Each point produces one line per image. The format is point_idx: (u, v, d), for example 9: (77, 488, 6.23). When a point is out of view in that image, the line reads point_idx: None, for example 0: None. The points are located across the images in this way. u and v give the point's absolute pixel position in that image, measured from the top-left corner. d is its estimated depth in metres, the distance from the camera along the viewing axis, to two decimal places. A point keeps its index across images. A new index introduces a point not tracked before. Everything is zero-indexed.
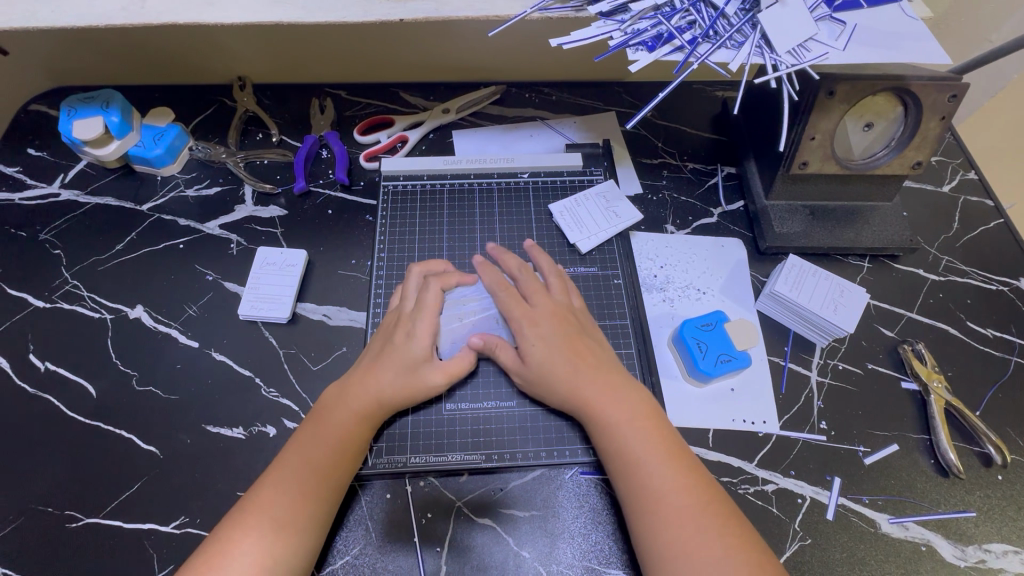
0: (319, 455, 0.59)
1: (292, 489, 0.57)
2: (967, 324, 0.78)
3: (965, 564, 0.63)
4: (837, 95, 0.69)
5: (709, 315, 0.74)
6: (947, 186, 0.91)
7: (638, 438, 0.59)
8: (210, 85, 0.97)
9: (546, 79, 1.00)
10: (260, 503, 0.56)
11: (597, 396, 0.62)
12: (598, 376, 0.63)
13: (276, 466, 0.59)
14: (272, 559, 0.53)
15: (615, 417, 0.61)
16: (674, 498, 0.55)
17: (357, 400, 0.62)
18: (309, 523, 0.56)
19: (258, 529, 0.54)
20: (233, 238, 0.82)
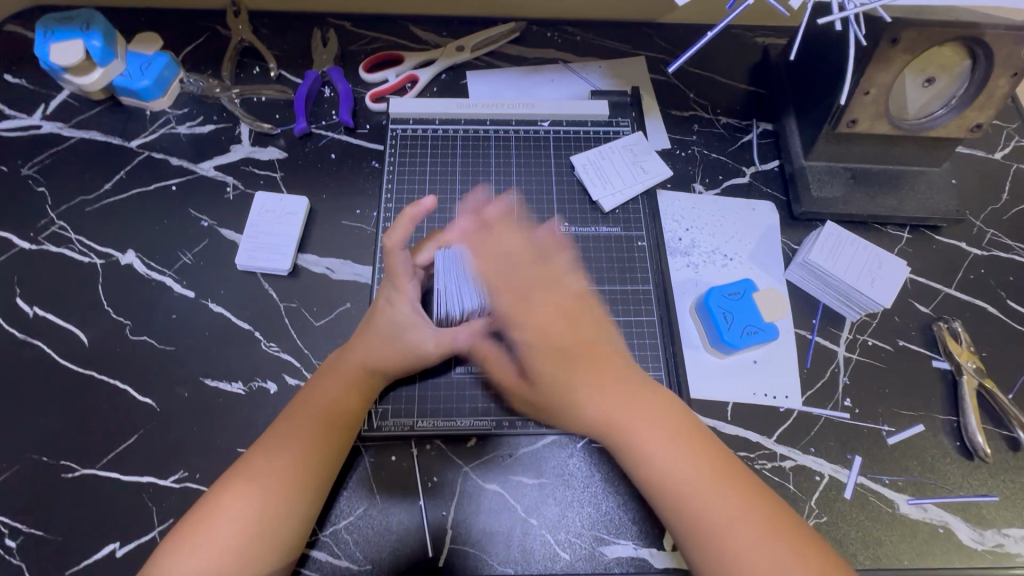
0: (311, 420, 0.57)
1: (289, 453, 0.55)
2: (1007, 303, 0.74)
3: (982, 548, 0.61)
4: (901, 43, 0.63)
5: (737, 283, 0.70)
6: (1000, 153, 0.84)
7: (672, 458, 0.51)
8: (201, 9, 0.88)
9: (570, 16, 0.91)
10: (256, 464, 0.54)
11: (609, 413, 0.53)
12: (607, 383, 0.54)
13: (270, 431, 0.57)
14: (264, 524, 0.52)
15: (636, 434, 0.52)
16: (726, 528, 0.49)
17: (353, 368, 0.60)
18: (309, 487, 0.55)
19: (255, 490, 0.53)
20: (229, 181, 0.76)
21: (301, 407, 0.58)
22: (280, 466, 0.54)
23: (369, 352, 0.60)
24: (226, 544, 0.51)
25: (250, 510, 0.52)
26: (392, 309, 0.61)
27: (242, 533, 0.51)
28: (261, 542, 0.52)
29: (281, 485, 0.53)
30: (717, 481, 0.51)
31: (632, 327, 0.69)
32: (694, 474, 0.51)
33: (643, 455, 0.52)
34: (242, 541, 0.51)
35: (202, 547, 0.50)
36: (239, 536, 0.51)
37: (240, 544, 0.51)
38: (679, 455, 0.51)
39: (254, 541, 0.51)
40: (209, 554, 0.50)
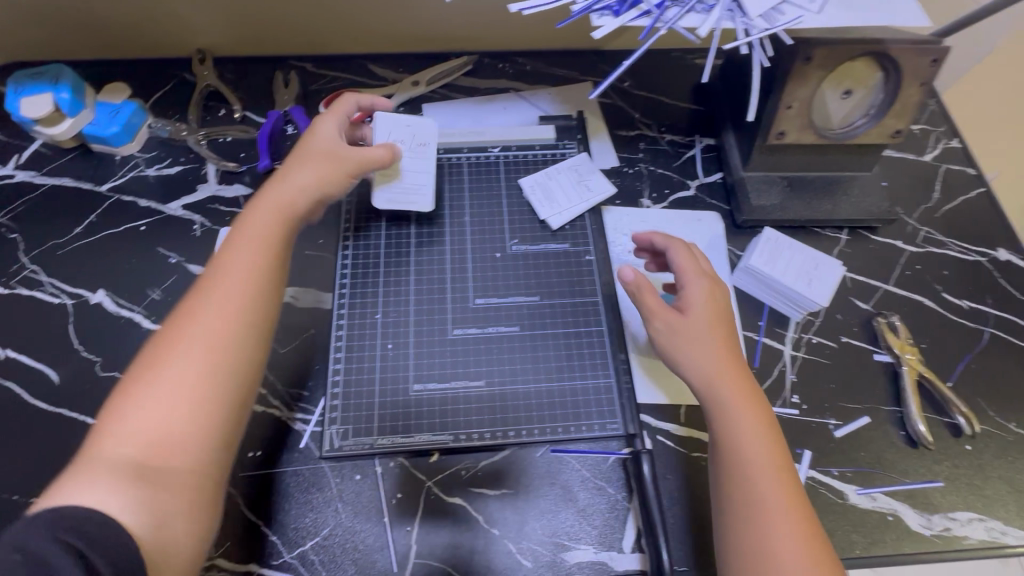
0: (216, 316, 0.55)
1: (217, 288, 0.56)
2: (943, 296, 0.77)
3: (930, 532, 0.64)
4: (814, 60, 0.68)
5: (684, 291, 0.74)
6: (929, 155, 0.89)
7: (748, 422, 0.58)
8: (169, 58, 0.92)
9: (520, 48, 0.97)
10: (191, 310, 0.55)
11: (727, 389, 0.59)
12: (734, 368, 0.61)
13: (172, 341, 0.53)
14: (176, 429, 0.50)
15: (745, 411, 0.58)
16: (762, 478, 0.55)
17: (265, 243, 0.60)
18: (240, 324, 0.55)
19: (188, 347, 0.53)
20: (196, 219, 0.79)
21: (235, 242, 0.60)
22: (207, 342, 0.53)
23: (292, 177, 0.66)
24: (157, 426, 0.50)
25: (185, 368, 0.52)
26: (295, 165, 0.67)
27: (172, 402, 0.51)
28: (189, 413, 0.51)
29: (212, 330, 0.54)
30: (777, 450, 0.57)
31: (583, 339, 0.70)
32: (762, 462, 0.56)
33: (733, 430, 0.58)
34: (180, 389, 0.51)
35: (140, 405, 0.50)
36: (170, 430, 0.50)
37: (171, 441, 0.50)
38: (757, 436, 0.57)
39: (185, 428, 0.51)
40: (144, 408, 0.50)
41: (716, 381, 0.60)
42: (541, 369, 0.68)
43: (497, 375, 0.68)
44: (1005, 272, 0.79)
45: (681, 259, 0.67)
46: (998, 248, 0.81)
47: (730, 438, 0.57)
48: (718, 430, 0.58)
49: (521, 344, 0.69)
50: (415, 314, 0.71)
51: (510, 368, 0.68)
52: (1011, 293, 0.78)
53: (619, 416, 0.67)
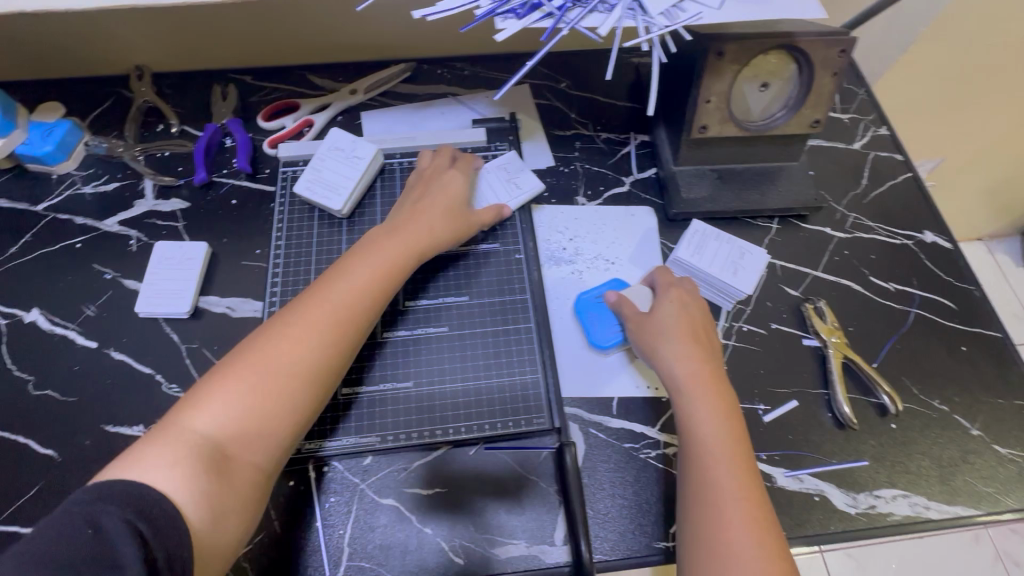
0: (321, 320, 0.59)
1: (333, 302, 0.60)
2: (870, 279, 0.79)
3: (856, 511, 0.65)
4: (726, 55, 0.69)
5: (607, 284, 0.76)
6: (858, 143, 0.91)
7: (712, 418, 0.61)
8: (106, 75, 0.93)
9: (457, 54, 0.98)
10: (286, 321, 0.59)
11: (688, 380, 0.63)
12: (703, 363, 0.64)
13: (268, 332, 0.58)
14: (247, 423, 0.54)
15: (705, 402, 0.62)
16: (727, 471, 0.57)
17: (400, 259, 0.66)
18: (333, 343, 0.59)
19: (281, 349, 0.57)
20: (132, 234, 0.80)
21: (355, 248, 0.65)
22: (297, 345, 0.57)
23: (401, 213, 0.69)
24: (238, 415, 0.54)
25: (276, 370, 0.56)
26: (455, 184, 0.75)
27: (260, 399, 0.55)
28: (272, 413, 0.55)
29: (302, 341, 0.57)
30: (739, 448, 0.59)
31: (512, 335, 0.72)
32: (722, 451, 0.59)
33: (693, 419, 0.61)
34: (269, 394, 0.55)
35: (228, 400, 0.54)
36: (254, 423, 0.54)
37: (253, 430, 0.54)
38: (719, 427, 0.60)
39: (268, 421, 0.55)
40: (232, 404, 0.54)
41: (690, 385, 0.63)
42: (469, 367, 0.70)
43: (425, 376, 0.69)
44: (929, 254, 0.82)
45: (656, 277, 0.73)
46: (924, 231, 0.83)
47: (691, 425, 0.61)
48: (682, 418, 0.62)
49: (450, 343, 0.71)
50: None
51: (438, 367, 0.69)
52: (936, 274, 0.80)
53: (546, 410, 0.67)
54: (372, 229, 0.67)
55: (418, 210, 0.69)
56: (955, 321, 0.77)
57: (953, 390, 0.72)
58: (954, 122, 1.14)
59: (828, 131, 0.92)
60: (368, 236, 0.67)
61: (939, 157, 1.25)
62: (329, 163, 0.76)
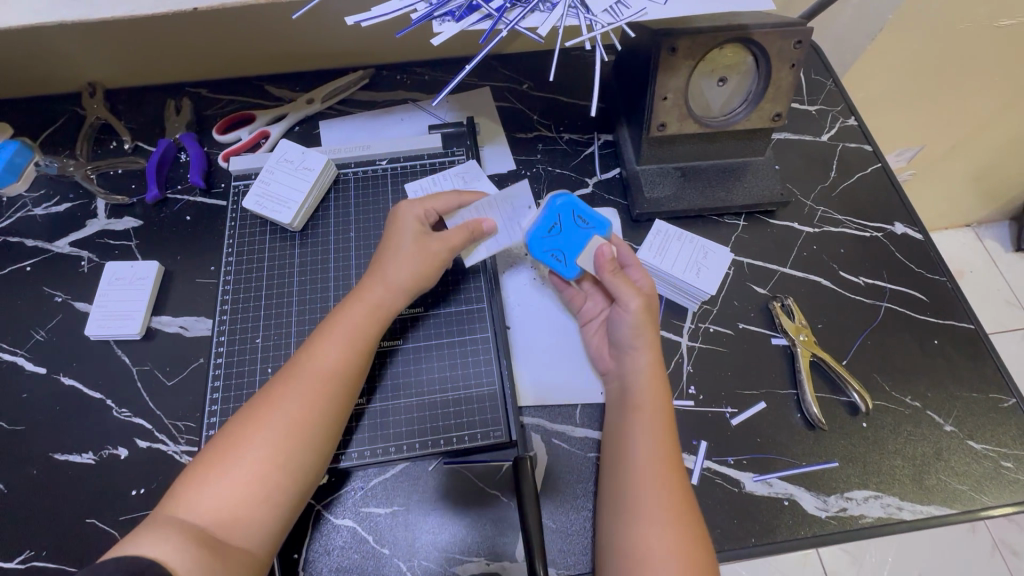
0: (312, 388, 0.57)
1: (328, 375, 0.57)
2: (839, 274, 0.78)
3: (826, 514, 0.63)
4: (680, 51, 0.67)
5: (554, 213, 0.69)
6: (826, 135, 0.89)
7: (654, 441, 0.58)
8: (58, 93, 0.91)
9: (417, 58, 0.96)
10: (280, 395, 0.56)
11: (643, 400, 0.61)
12: (654, 383, 0.62)
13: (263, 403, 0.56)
14: (245, 498, 0.51)
15: (649, 425, 0.59)
16: (648, 470, 0.56)
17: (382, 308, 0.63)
18: (324, 420, 0.56)
19: (278, 427, 0.54)
20: (84, 255, 0.78)
21: (348, 313, 0.62)
22: (291, 416, 0.55)
23: (393, 273, 0.64)
24: (233, 493, 0.51)
25: (272, 450, 0.53)
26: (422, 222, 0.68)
27: (257, 482, 0.52)
28: (271, 497, 0.52)
29: (300, 420, 0.55)
30: (674, 476, 0.57)
31: (468, 347, 0.70)
32: (656, 479, 0.56)
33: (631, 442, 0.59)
34: (268, 478, 0.52)
35: (223, 484, 0.51)
36: (252, 508, 0.51)
37: (252, 514, 0.51)
38: (658, 453, 0.58)
39: (267, 505, 0.52)
40: (228, 487, 0.51)
41: (641, 406, 0.61)
42: (423, 381, 0.68)
43: (379, 392, 0.67)
44: (900, 246, 0.80)
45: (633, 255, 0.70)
46: (894, 222, 0.82)
47: (630, 448, 0.59)
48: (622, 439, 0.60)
49: (404, 357, 0.69)
50: (297, 336, 0.70)
51: (392, 381, 0.68)
52: (907, 266, 0.78)
53: (502, 422, 0.66)
54: (361, 292, 0.64)
55: (403, 267, 0.64)
56: (927, 314, 0.75)
57: (925, 385, 0.70)
58: (929, 109, 1.12)
59: (795, 124, 0.90)
60: (357, 298, 0.63)
61: (917, 145, 1.23)
62: (278, 176, 0.75)
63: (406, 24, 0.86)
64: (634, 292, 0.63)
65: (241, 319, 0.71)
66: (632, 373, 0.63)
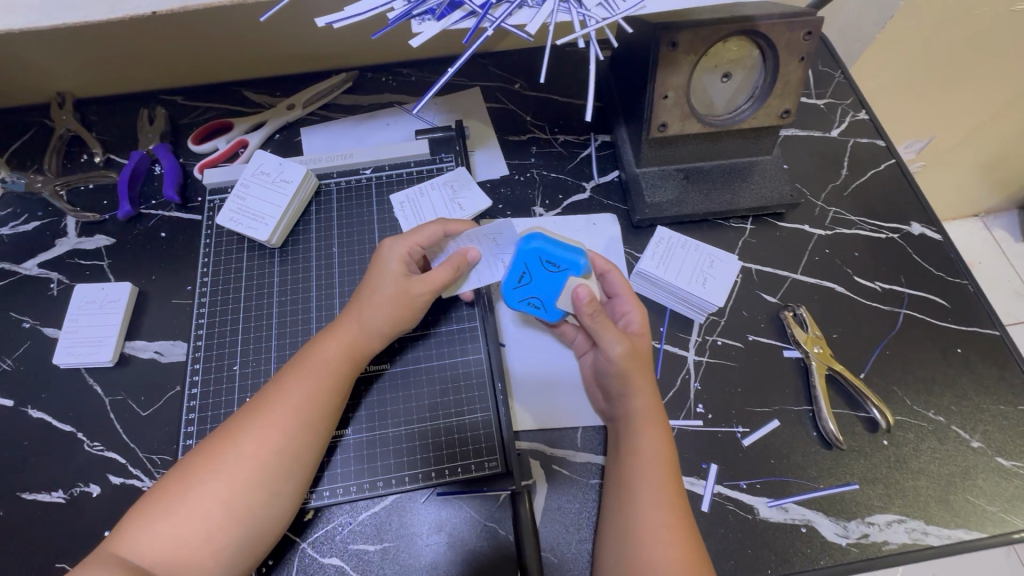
0: (275, 434, 0.53)
1: (287, 414, 0.53)
2: (854, 279, 0.73)
3: (847, 541, 0.59)
4: (681, 46, 0.62)
5: (520, 261, 0.61)
6: (836, 130, 0.84)
7: (660, 490, 0.54)
8: (25, 104, 0.86)
9: (403, 58, 0.91)
10: (237, 431, 0.53)
11: (643, 444, 0.56)
12: (654, 424, 0.58)
13: (219, 442, 0.52)
14: (193, 544, 0.48)
15: (652, 471, 0.55)
16: (652, 515, 0.53)
17: (355, 339, 0.59)
18: (284, 465, 0.53)
19: (227, 466, 0.51)
20: (53, 277, 0.74)
21: (319, 348, 0.58)
22: (250, 461, 0.51)
23: (367, 309, 0.60)
24: (180, 538, 0.48)
25: (218, 490, 0.50)
26: (398, 254, 0.62)
27: (199, 524, 0.49)
28: (212, 541, 0.49)
29: (251, 460, 0.51)
30: (681, 526, 0.53)
31: (460, 368, 0.66)
32: (662, 531, 0.52)
33: (633, 489, 0.55)
34: (212, 521, 0.49)
35: (166, 521, 0.49)
36: (192, 550, 0.48)
37: (191, 558, 0.48)
38: (663, 502, 0.54)
39: (208, 550, 0.49)
40: (170, 526, 0.48)
41: (642, 449, 0.56)
42: (413, 409, 0.64)
43: (365, 420, 0.63)
44: (917, 247, 0.75)
45: (621, 281, 0.64)
46: (911, 222, 0.77)
47: (631, 496, 0.54)
48: (622, 486, 0.56)
49: (392, 382, 0.65)
50: (277, 360, 0.66)
51: (379, 409, 0.64)
52: (925, 270, 0.74)
53: (498, 449, 0.62)
54: (336, 327, 0.60)
55: (378, 304, 0.60)
56: (949, 321, 0.70)
57: (949, 398, 0.66)
58: (941, 99, 1.07)
59: (803, 120, 0.85)
60: (332, 333, 0.59)
61: (927, 136, 1.18)
62: (253, 189, 0.71)
63: (383, 24, 0.82)
64: (618, 337, 0.58)
65: (217, 343, 0.67)
66: (626, 415, 0.58)
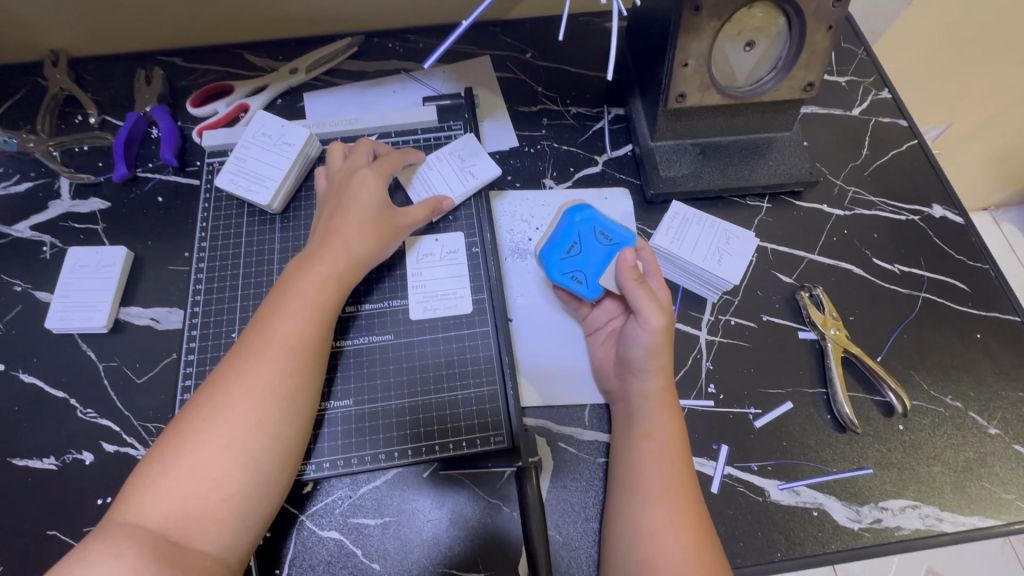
0: (268, 373, 0.51)
1: (278, 354, 0.52)
2: (873, 261, 0.71)
3: (859, 526, 0.58)
4: (704, 10, 0.59)
5: (571, 234, 0.64)
6: (857, 109, 0.81)
7: (669, 472, 0.53)
8: (17, 62, 0.83)
9: (411, 24, 0.87)
10: (226, 379, 0.51)
11: (658, 426, 0.55)
12: (666, 407, 0.56)
13: (209, 392, 0.50)
14: (203, 495, 0.47)
15: (663, 453, 0.54)
16: (663, 500, 0.51)
17: (334, 270, 0.57)
18: (278, 406, 0.51)
19: (223, 411, 0.49)
20: (46, 240, 0.71)
21: (301, 285, 0.56)
22: (244, 404, 0.49)
23: (351, 244, 0.59)
24: (188, 492, 0.46)
25: (219, 438, 0.48)
26: (355, 186, 0.62)
27: (205, 472, 0.47)
28: (223, 491, 0.47)
29: (246, 403, 0.49)
30: (691, 509, 0.51)
31: (465, 341, 0.64)
32: (670, 516, 0.50)
33: (641, 469, 0.53)
34: (216, 470, 0.47)
35: (171, 475, 0.47)
36: (203, 500, 0.46)
37: (202, 509, 0.46)
38: (671, 488, 0.52)
39: (219, 500, 0.47)
40: (174, 487, 0.46)
41: (651, 431, 0.55)
42: (415, 380, 0.62)
43: (366, 395, 0.61)
44: (939, 230, 0.73)
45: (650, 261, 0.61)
46: (933, 205, 0.75)
47: (642, 478, 0.53)
48: (630, 467, 0.54)
49: (396, 354, 0.63)
50: None
51: (382, 381, 0.62)
52: (945, 253, 0.71)
53: (504, 425, 0.60)
54: (314, 259, 0.57)
55: (361, 233, 0.59)
56: (969, 305, 0.68)
57: (967, 384, 0.64)
58: (962, 83, 1.03)
59: (824, 97, 0.82)
60: (309, 266, 0.57)
61: (946, 123, 1.15)
62: (254, 151, 0.68)
63: None
64: (657, 309, 0.56)
65: (215, 312, 0.65)
66: (639, 396, 0.57)
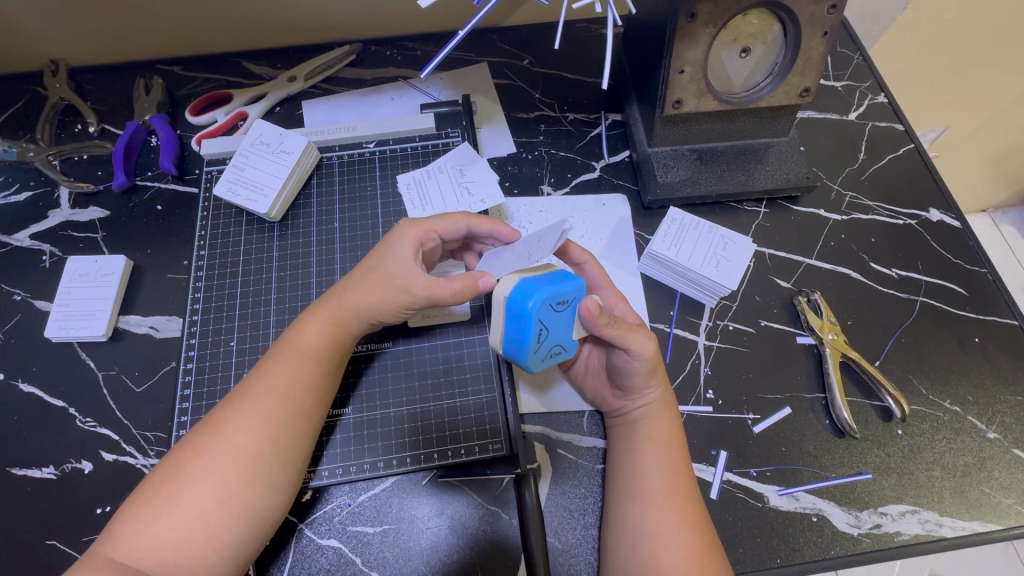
0: (262, 423, 0.50)
1: (274, 401, 0.52)
2: (871, 266, 0.71)
3: (859, 531, 0.58)
4: (700, 17, 0.59)
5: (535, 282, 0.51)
6: (854, 113, 0.82)
7: (671, 476, 0.53)
8: (17, 72, 0.83)
9: (409, 31, 0.88)
10: (223, 423, 0.50)
11: (658, 431, 0.56)
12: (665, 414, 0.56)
13: (205, 437, 0.50)
14: (192, 542, 0.46)
15: (663, 458, 0.54)
16: (664, 503, 0.52)
17: (332, 315, 0.57)
18: (273, 457, 0.50)
19: (218, 462, 0.48)
20: (46, 249, 0.71)
21: (303, 332, 0.56)
22: (238, 454, 0.49)
23: (352, 295, 0.57)
24: (177, 539, 0.46)
25: (211, 488, 0.48)
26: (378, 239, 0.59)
27: (200, 521, 0.47)
28: (215, 538, 0.47)
29: (243, 453, 0.49)
30: (693, 512, 0.52)
31: (463, 348, 0.64)
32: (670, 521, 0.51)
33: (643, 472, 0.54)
34: (208, 519, 0.47)
35: (163, 522, 0.46)
36: (195, 550, 0.46)
37: (192, 556, 0.46)
38: (672, 492, 0.52)
39: (210, 550, 0.46)
40: (165, 529, 0.46)
41: (652, 437, 0.55)
42: (415, 389, 0.62)
43: (368, 405, 0.61)
44: (936, 234, 0.73)
45: (599, 273, 0.63)
46: (929, 209, 0.75)
47: (644, 483, 0.53)
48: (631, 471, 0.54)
49: (394, 362, 0.63)
50: (275, 337, 0.64)
51: (379, 387, 0.62)
52: (943, 257, 0.72)
53: (502, 432, 0.60)
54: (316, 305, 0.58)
55: (366, 291, 0.57)
56: (967, 310, 0.68)
57: (966, 388, 0.64)
58: (959, 87, 1.03)
59: (820, 102, 0.82)
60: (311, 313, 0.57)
61: (943, 126, 1.15)
62: (253, 159, 0.69)
63: None
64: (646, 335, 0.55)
65: (213, 320, 0.65)
66: (641, 407, 0.57)
